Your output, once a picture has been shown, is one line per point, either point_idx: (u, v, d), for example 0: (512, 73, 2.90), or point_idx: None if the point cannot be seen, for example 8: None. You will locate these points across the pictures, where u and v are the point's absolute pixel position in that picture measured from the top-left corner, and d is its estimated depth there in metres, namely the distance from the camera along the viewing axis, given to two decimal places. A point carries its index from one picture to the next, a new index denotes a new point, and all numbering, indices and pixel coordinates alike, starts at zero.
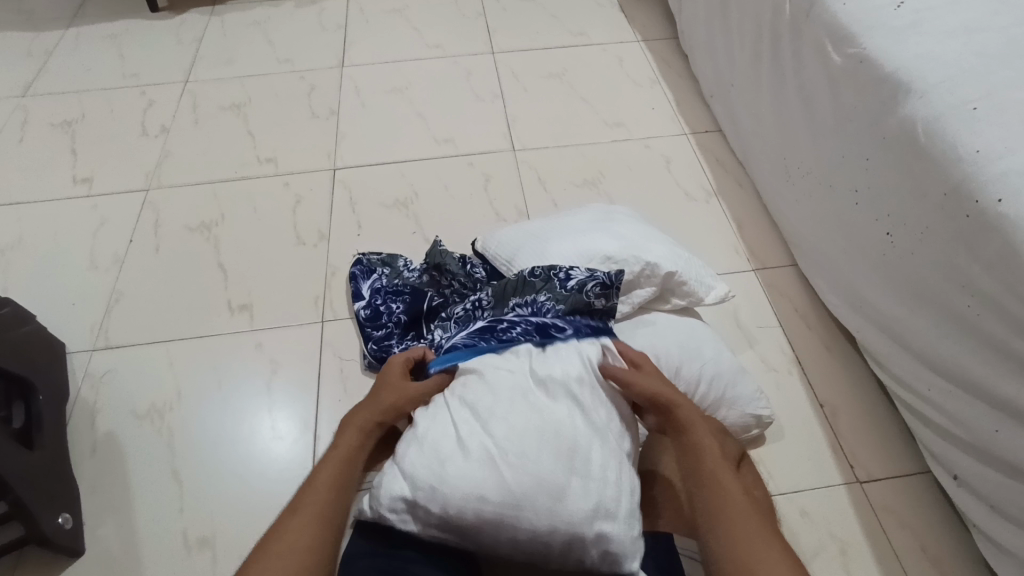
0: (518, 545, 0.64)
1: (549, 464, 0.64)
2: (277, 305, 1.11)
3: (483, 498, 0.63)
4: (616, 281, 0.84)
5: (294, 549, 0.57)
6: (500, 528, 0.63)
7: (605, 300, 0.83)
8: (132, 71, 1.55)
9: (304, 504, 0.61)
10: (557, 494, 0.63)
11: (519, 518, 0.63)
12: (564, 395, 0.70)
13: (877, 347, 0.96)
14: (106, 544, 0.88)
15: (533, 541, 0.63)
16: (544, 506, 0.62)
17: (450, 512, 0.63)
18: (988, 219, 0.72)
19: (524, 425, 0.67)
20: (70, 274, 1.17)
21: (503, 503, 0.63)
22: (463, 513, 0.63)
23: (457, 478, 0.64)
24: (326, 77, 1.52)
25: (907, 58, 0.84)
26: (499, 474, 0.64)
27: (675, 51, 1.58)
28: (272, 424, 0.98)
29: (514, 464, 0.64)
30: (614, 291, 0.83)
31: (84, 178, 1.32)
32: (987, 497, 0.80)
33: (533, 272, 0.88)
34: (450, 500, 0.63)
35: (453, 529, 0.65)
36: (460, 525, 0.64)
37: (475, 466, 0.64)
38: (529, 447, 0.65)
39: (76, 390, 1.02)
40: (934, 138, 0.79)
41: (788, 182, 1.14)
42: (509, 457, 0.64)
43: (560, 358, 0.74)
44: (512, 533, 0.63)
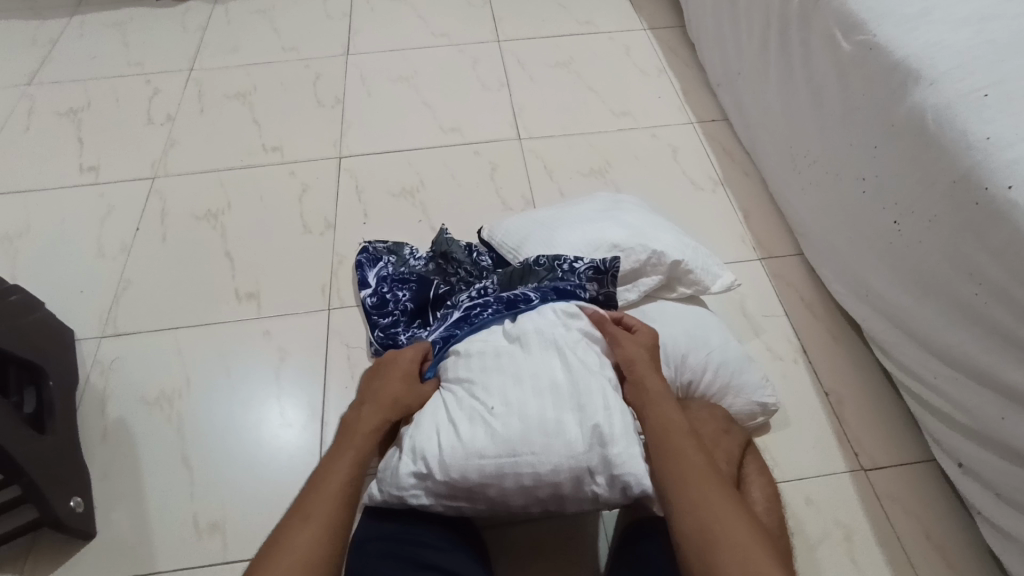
0: (529, 492, 0.67)
1: (547, 421, 0.67)
2: (284, 293, 1.11)
3: (487, 461, 0.66)
4: (610, 268, 0.84)
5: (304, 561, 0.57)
6: (510, 486, 0.66)
7: (597, 286, 0.84)
8: (138, 59, 1.55)
9: (312, 511, 0.61)
10: (560, 445, 0.65)
11: (527, 473, 0.66)
12: (544, 347, 0.73)
13: (883, 337, 0.96)
14: (118, 528, 0.89)
15: (541, 484, 0.66)
16: (541, 447, 0.66)
17: (459, 479, 0.66)
18: (997, 206, 0.72)
19: (513, 389, 0.69)
20: (77, 261, 1.17)
21: (510, 462, 0.66)
22: (472, 478, 0.66)
23: (457, 445, 0.66)
24: (332, 65, 1.51)
25: (917, 46, 0.84)
26: (498, 437, 0.66)
27: (682, 40, 1.57)
28: (280, 411, 0.98)
29: (511, 424, 0.67)
30: (607, 278, 0.84)
31: (91, 166, 1.32)
32: (992, 484, 0.80)
33: (538, 261, 0.88)
34: (451, 463, 0.66)
35: (466, 494, 0.67)
36: (472, 488, 0.67)
37: (474, 433, 0.67)
38: (522, 408, 0.68)
39: (85, 377, 1.02)
40: (943, 126, 0.78)
41: (794, 171, 1.13)
42: (505, 419, 0.67)
43: (535, 317, 0.77)
44: (524, 487, 0.66)
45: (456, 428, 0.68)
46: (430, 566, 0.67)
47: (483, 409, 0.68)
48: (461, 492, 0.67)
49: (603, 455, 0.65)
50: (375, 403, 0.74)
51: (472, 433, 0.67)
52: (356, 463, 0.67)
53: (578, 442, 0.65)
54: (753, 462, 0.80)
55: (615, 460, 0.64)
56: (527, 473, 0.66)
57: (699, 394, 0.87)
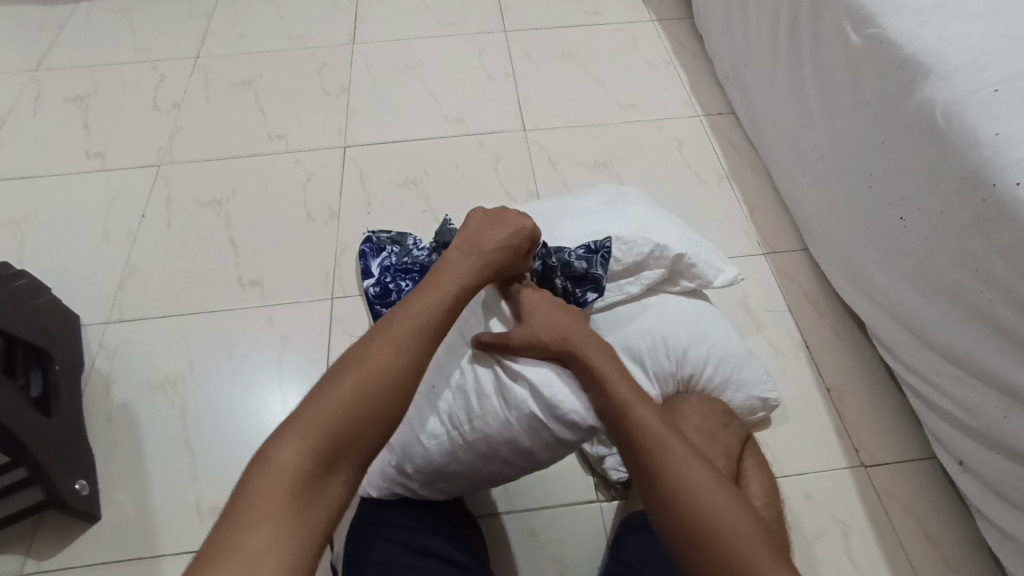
0: (493, 452, 0.70)
1: (480, 387, 0.69)
2: (287, 281, 1.12)
3: (439, 439, 0.69)
4: (601, 247, 0.84)
5: (351, 412, 0.51)
6: (471, 454, 0.70)
7: (585, 263, 0.83)
8: (144, 45, 1.55)
9: (376, 354, 0.55)
10: (500, 403, 0.68)
11: (481, 438, 0.69)
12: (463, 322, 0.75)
13: (888, 334, 0.96)
14: (121, 510, 0.90)
15: (500, 442, 0.69)
16: (486, 410, 0.68)
17: (423, 464, 0.70)
18: (1006, 203, 0.71)
19: (446, 365, 0.72)
20: (83, 245, 1.18)
21: (461, 436, 0.69)
22: (434, 458, 0.70)
23: (411, 433, 0.70)
24: (338, 53, 1.51)
25: (930, 40, 0.82)
26: (444, 414, 0.70)
27: (690, 32, 1.55)
28: (282, 398, 0.99)
29: (449, 398, 0.70)
30: (597, 257, 0.83)
31: (97, 152, 1.33)
32: (992, 483, 0.80)
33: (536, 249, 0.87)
34: (413, 452, 0.70)
35: (438, 474, 0.71)
36: (439, 466, 0.70)
37: (423, 418, 0.71)
38: (456, 382, 0.71)
39: (90, 361, 1.03)
40: (952, 123, 0.78)
41: (801, 166, 1.12)
42: (446, 396, 0.71)
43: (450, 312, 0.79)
44: (486, 450, 0.69)
45: (408, 418, 0.71)
46: (429, 551, 0.67)
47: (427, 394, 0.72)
48: (434, 472, 0.70)
49: (540, 403, 0.67)
50: (479, 260, 0.70)
51: (420, 420, 0.71)
52: (436, 313, 0.61)
53: (517, 394, 0.68)
54: (752, 456, 0.80)
55: (552, 402, 0.66)
56: (480, 438, 0.69)
57: (699, 387, 0.87)
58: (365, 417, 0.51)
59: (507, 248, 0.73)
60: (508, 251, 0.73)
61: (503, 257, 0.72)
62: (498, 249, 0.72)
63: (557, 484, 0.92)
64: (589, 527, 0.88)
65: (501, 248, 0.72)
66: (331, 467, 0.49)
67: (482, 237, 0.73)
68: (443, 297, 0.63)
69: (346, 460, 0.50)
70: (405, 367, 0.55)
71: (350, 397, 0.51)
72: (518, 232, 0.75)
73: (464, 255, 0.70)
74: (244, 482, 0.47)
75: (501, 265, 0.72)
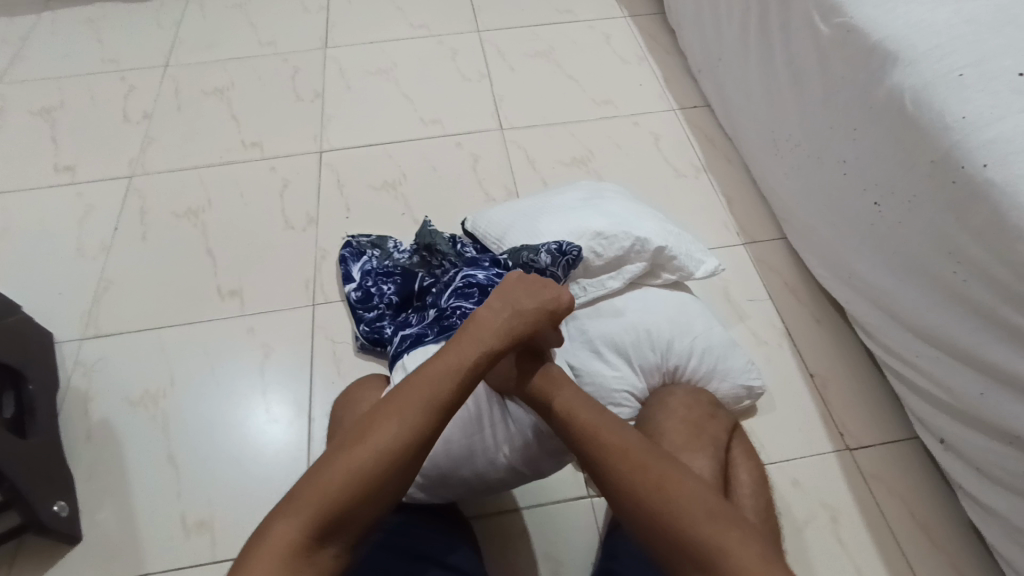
0: (497, 461, 0.74)
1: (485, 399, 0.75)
2: (267, 290, 1.10)
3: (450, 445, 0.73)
4: (568, 250, 0.85)
5: (348, 489, 0.54)
6: (477, 463, 0.74)
7: (549, 258, 0.85)
8: (112, 56, 1.52)
9: (381, 426, 0.58)
10: (511, 415, 0.75)
11: (491, 445, 0.74)
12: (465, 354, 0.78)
13: (866, 319, 0.97)
14: (105, 529, 0.88)
15: (505, 451, 0.74)
16: (497, 421, 0.74)
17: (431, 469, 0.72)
18: (976, 185, 0.72)
19: None
20: (55, 261, 1.15)
21: (470, 443, 0.73)
22: (444, 463, 0.72)
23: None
24: (309, 59, 1.49)
25: (897, 27, 0.84)
26: (457, 420, 0.73)
27: (662, 27, 1.56)
28: (266, 408, 0.98)
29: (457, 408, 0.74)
30: (562, 259, 0.85)
31: (66, 166, 1.30)
32: (973, 460, 0.82)
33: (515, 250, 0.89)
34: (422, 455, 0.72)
35: (442, 481, 0.73)
36: (444, 472, 0.73)
37: None
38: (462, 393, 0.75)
39: (66, 378, 1.01)
40: (921, 108, 0.79)
41: (777, 156, 1.13)
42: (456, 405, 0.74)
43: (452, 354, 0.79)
44: (493, 458, 0.74)
45: None
46: (428, 557, 0.67)
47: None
48: (439, 478, 0.73)
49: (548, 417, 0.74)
50: (506, 327, 0.69)
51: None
52: (450, 383, 0.62)
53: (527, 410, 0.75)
54: (740, 445, 0.81)
55: None
56: (488, 446, 0.74)
57: (684, 378, 0.88)
58: (358, 493, 0.55)
59: (542, 315, 0.72)
60: (544, 316, 0.72)
61: (534, 324, 0.71)
62: (530, 314, 0.71)
63: (547, 481, 0.91)
64: (580, 523, 0.88)
65: (534, 312, 0.71)
66: (324, 542, 0.53)
67: (520, 295, 0.72)
68: (460, 359, 0.64)
69: (336, 537, 0.54)
70: (408, 442, 0.58)
71: (346, 476, 0.55)
72: (558, 296, 0.73)
73: (501, 322, 0.69)
74: (243, 553, 0.52)
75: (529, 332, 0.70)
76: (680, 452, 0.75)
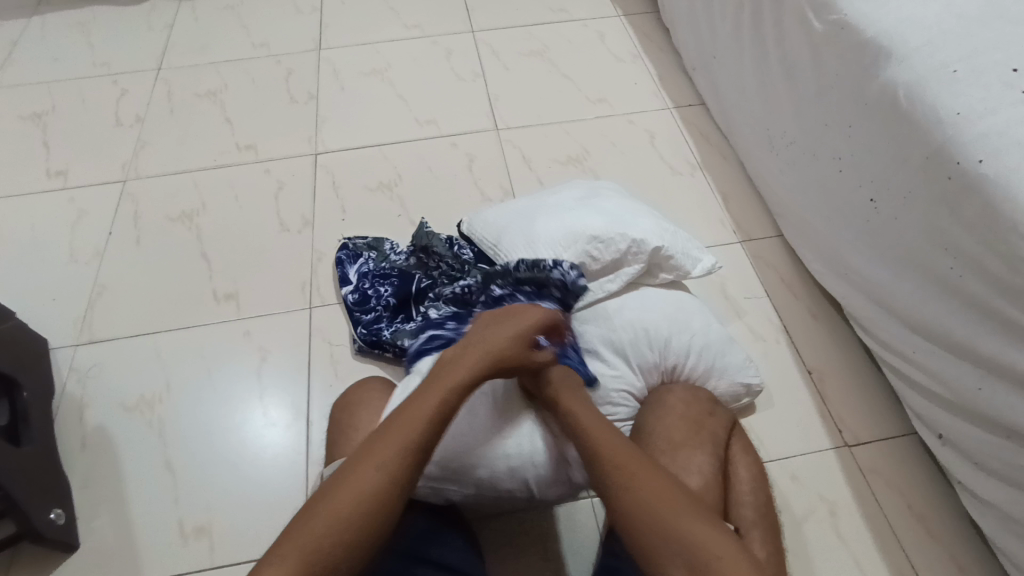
0: (511, 474, 0.74)
1: (514, 412, 0.77)
2: (263, 293, 1.10)
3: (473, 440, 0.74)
4: (574, 286, 0.85)
5: (331, 534, 0.55)
6: (494, 470, 0.74)
7: (557, 293, 0.86)
8: (104, 60, 1.51)
9: (360, 472, 0.59)
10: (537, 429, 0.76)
11: (510, 456, 0.74)
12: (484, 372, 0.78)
13: (863, 314, 0.97)
14: (102, 537, 0.87)
15: (521, 466, 0.74)
16: (522, 435, 0.75)
17: (449, 461, 0.72)
18: (969, 179, 0.73)
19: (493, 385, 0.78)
20: (49, 267, 1.14)
21: (491, 445, 0.74)
22: (464, 460, 0.73)
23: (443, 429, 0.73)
24: (303, 60, 1.49)
25: (889, 23, 0.84)
26: (486, 425, 0.75)
27: (656, 25, 1.57)
28: (264, 412, 0.97)
29: (490, 415, 0.75)
30: (569, 295, 0.86)
31: (59, 171, 1.29)
32: (971, 454, 0.82)
33: (517, 267, 0.88)
34: (445, 448, 0.73)
35: (456, 479, 0.73)
36: (461, 470, 0.73)
37: (463, 421, 0.74)
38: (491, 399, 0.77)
39: (61, 385, 1.00)
40: (914, 103, 0.79)
41: (772, 153, 1.14)
42: (488, 411, 0.76)
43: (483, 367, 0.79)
44: (509, 464, 0.74)
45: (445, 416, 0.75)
46: (425, 558, 0.66)
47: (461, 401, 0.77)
48: (452, 472, 0.72)
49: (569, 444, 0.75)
50: (476, 363, 0.68)
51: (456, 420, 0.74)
52: (424, 424, 0.62)
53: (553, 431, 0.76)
54: (739, 441, 0.80)
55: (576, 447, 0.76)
56: (508, 457, 0.74)
57: (683, 376, 0.88)
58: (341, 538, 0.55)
59: (511, 345, 0.71)
60: (513, 347, 0.71)
61: (502, 356, 0.70)
62: (498, 347, 0.70)
63: None
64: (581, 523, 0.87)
65: (503, 345, 0.70)
66: None
67: (489, 332, 0.72)
68: (431, 400, 0.64)
69: None
70: (386, 485, 0.58)
71: (327, 523, 0.56)
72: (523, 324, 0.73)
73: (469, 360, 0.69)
74: None
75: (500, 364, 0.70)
76: (678, 450, 0.75)
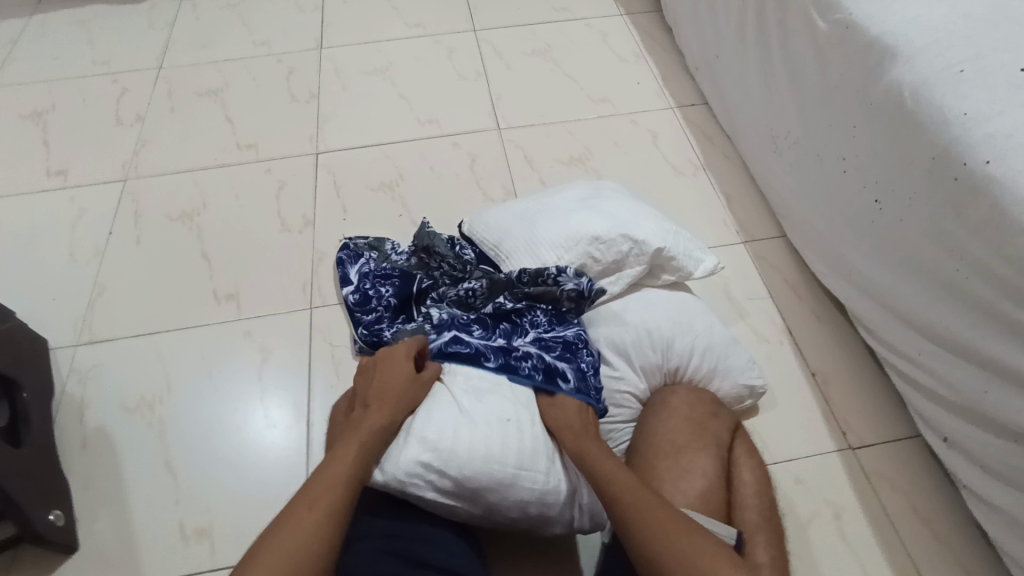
0: (521, 508, 0.67)
1: (542, 443, 0.70)
2: (264, 293, 1.09)
3: (498, 466, 0.66)
4: (592, 295, 0.85)
5: (299, 556, 0.54)
6: (507, 499, 0.66)
7: (573, 306, 0.87)
8: (104, 58, 1.51)
9: (314, 496, 0.59)
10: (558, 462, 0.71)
11: (527, 489, 0.67)
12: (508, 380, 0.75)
13: (867, 315, 0.96)
14: (102, 539, 0.87)
15: (532, 503, 0.67)
16: (542, 469, 0.68)
17: (465, 479, 0.65)
18: (976, 181, 0.72)
19: (518, 407, 0.72)
20: (49, 266, 1.14)
21: (513, 474, 0.66)
22: (482, 479, 0.65)
23: (470, 444, 0.66)
24: (305, 59, 1.48)
25: (895, 23, 0.83)
26: (511, 449, 0.67)
27: (659, 24, 1.56)
28: (265, 413, 0.97)
29: (518, 438, 0.68)
30: (585, 303, 0.86)
31: (59, 169, 1.29)
32: (977, 457, 0.81)
33: (522, 276, 0.87)
34: (463, 462, 0.65)
35: (466, 497, 0.66)
36: (476, 489, 0.65)
37: (488, 438, 0.67)
38: (520, 422, 0.70)
39: (61, 385, 1.00)
40: (921, 104, 0.78)
41: (775, 153, 1.13)
42: (516, 433, 0.69)
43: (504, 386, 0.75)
44: (525, 499, 0.67)
45: (468, 425, 0.68)
46: (425, 563, 0.65)
47: (490, 419, 0.69)
48: (462, 491, 0.65)
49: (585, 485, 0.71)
50: (386, 400, 0.70)
51: (484, 439, 0.67)
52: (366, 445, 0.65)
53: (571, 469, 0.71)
54: (742, 444, 0.80)
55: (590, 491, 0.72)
56: (525, 490, 0.67)
57: (686, 379, 0.87)
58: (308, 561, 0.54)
59: (407, 380, 0.72)
60: (409, 382, 0.72)
61: (405, 390, 0.71)
62: (397, 385, 0.71)
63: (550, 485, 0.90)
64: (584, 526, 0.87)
65: (401, 383, 0.72)
66: None
67: (382, 373, 0.73)
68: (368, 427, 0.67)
69: None
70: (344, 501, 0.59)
71: (293, 546, 0.55)
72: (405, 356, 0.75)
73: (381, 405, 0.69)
74: None
75: (407, 395, 0.71)
76: (681, 453, 0.75)
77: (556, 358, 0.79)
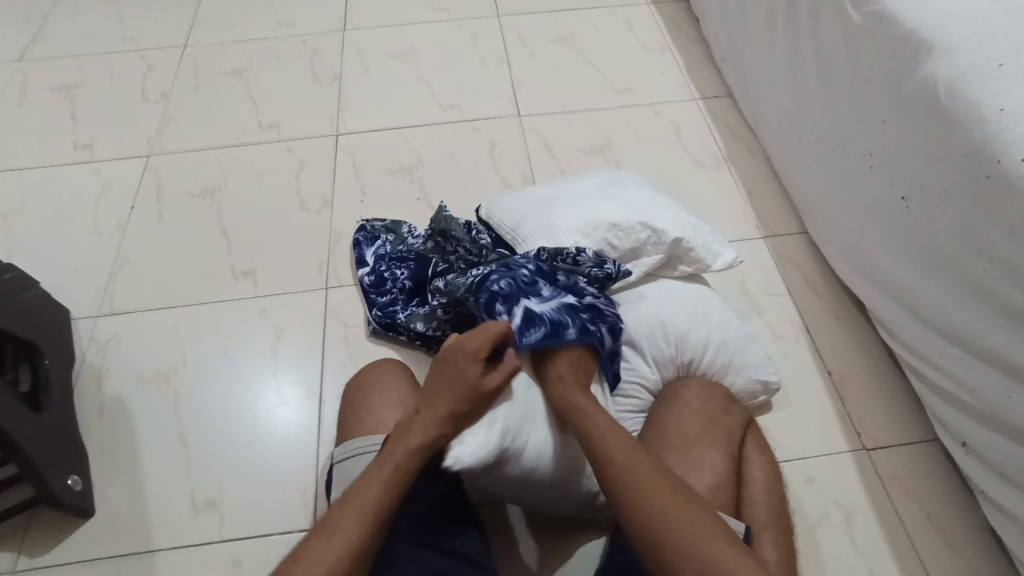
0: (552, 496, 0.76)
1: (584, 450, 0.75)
2: (281, 271, 1.10)
3: (553, 464, 0.72)
4: (617, 276, 0.84)
5: None
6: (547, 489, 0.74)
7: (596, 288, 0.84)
8: (132, 35, 1.52)
9: (343, 519, 0.60)
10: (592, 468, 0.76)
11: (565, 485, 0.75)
12: None
13: (888, 316, 0.95)
14: (117, 505, 0.88)
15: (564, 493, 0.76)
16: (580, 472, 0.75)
17: (523, 470, 0.71)
18: (1010, 179, 0.70)
19: None
20: (72, 238, 1.16)
21: (560, 474, 0.73)
22: (539, 472, 0.72)
23: (536, 439, 0.71)
24: (328, 41, 1.48)
25: (932, 15, 0.81)
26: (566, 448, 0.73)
27: (686, 15, 1.53)
28: (277, 389, 0.98)
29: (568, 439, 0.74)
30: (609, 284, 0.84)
31: (85, 144, 1.31)
32: (997, 465, 0.79)
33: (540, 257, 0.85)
34: (527, 454, 0.70)
35: (517, 481, 0.72)
36: (528, 479, 0.72)
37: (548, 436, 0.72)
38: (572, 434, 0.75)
39: (81, 354, 1.02)
40: (956, 99, 0.76)
41: (800, 147, 1.11)
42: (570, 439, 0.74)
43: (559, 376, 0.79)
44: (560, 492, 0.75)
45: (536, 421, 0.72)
46: (433, 544, 0.67)
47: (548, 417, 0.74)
48: (507, 475, 0.72)
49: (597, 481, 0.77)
50: (440, 411, 0.68)
51: (548, 433, 0.73)
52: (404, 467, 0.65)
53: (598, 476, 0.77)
54: (753, 441, 0.79)
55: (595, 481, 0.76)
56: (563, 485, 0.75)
57: (699, 372, 0.86)
58: None
59: (465, 394, 0.68)
60: (466, 395, 0.68)
61: (460, 406, 0.68)
62: (453, 396, 0.68)
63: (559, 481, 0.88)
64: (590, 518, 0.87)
65: (458, 397, 0.68)
66: None
67: (448, 375, 0.70)
68: (411, 444, 0.66)
69: None
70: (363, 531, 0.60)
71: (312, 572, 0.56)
72: (473, 362, 0.70)
73: (433, 416, 0.68)
74: None
75: (460, 409, 0.68)
76: (692, 446, 0.75)
77: (608, 338, 0.79)
